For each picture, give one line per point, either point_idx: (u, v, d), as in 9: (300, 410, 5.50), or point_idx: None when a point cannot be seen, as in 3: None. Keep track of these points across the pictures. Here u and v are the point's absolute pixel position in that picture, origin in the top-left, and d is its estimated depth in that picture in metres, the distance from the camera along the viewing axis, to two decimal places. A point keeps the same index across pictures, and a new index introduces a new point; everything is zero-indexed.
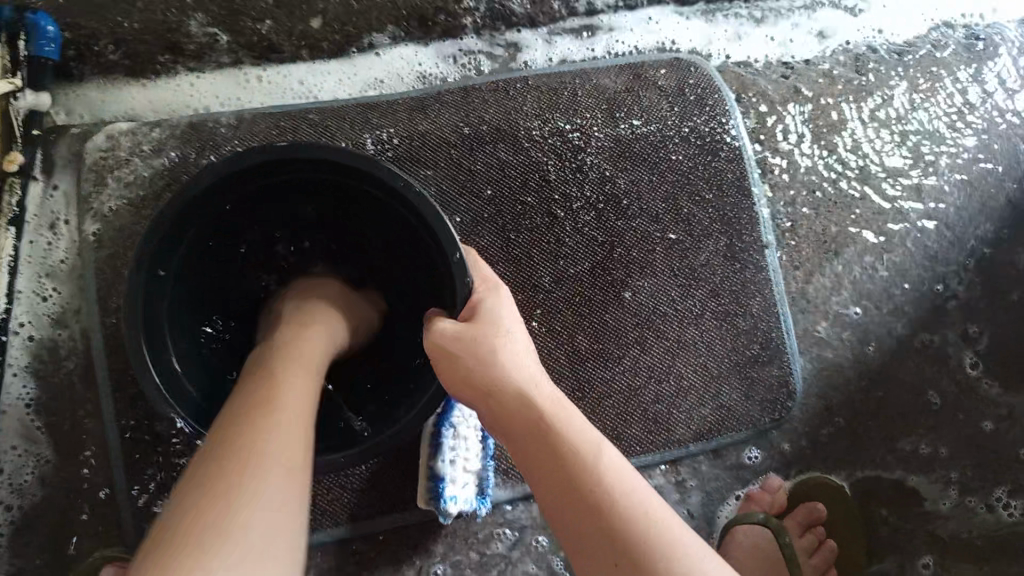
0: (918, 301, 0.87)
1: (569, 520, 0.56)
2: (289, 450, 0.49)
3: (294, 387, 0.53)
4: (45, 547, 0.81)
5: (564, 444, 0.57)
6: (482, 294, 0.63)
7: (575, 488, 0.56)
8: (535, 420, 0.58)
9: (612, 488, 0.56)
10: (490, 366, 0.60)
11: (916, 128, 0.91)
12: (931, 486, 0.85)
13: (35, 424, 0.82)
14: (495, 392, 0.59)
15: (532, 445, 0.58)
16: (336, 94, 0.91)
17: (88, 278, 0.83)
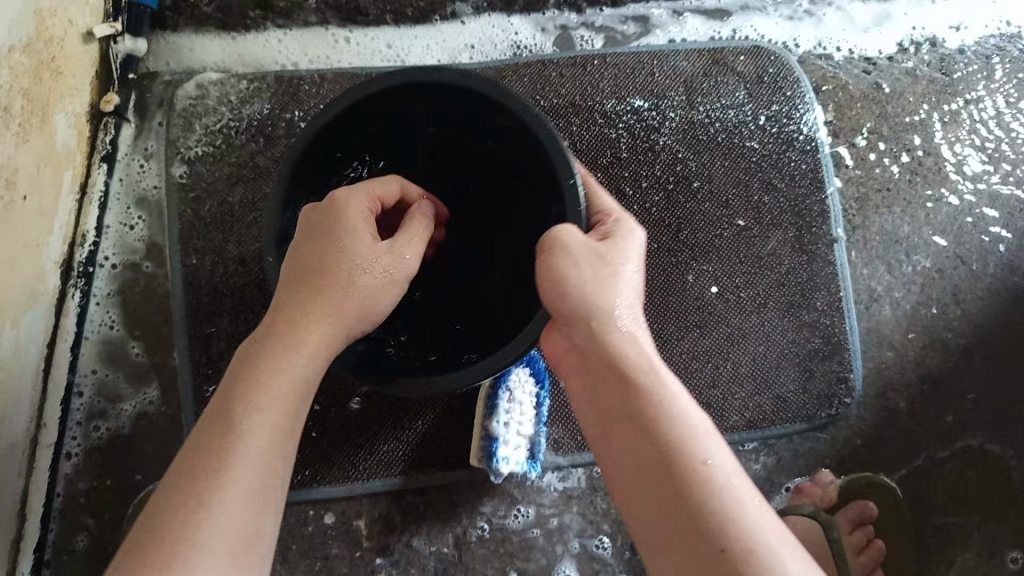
0: (987, 308, 0.86)
1: (642, 488, 0.52)
2: (277, 422, 0.53)
3: (307, 348, 0.55)
4: (115, 469, 0.86)
5: (656, 407, 0.54)
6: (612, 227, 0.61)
7: (657, 454, 0.52)
8: (628, 377, 0.55)
9: (699, 462, 0.52)
10: (585, 295, 0.57)
11: (998, 134, 0.90)
12: (988, 501, 0.83)
13: (113, 352, 0.87)
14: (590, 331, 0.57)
15: (618, 399, 0.55)
16: (421, 58, 0.93)
17: (171, 220, 0.87)
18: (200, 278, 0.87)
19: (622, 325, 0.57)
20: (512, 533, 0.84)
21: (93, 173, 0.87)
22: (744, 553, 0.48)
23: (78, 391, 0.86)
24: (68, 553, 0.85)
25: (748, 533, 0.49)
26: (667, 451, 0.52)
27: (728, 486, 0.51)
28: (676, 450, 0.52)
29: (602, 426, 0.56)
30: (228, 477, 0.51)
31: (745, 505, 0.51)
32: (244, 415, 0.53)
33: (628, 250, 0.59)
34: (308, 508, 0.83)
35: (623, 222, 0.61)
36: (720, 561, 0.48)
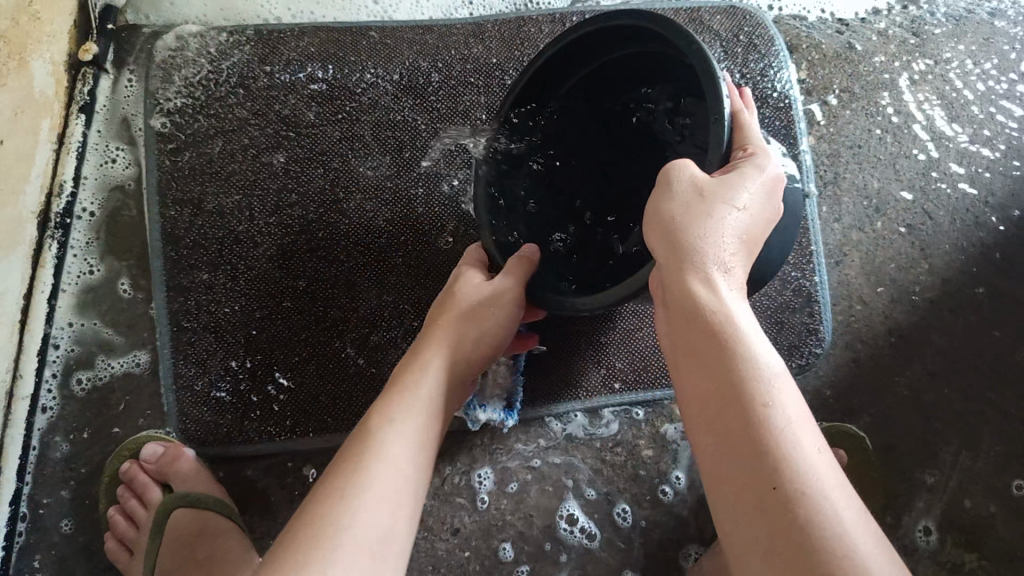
0: (953, 262, 0.89)
1: (711, 430, 0.50)
2: (410, 445, 0.60)
3: (433, 371, 0.65)
4: (90, 422, 0.85)
5: (731, 352, 0.51)
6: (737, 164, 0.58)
7: (728, 397, 0.49)
8: (706, 317, 0.52)
9: (770, 410, 0.48)
10: (676, 223, 0.55)
11: (967, 94, 0.92)
12: (953, 449, 0.85)
13: (91, 304, 0.87)
14: (673, 270, 0.55)
15: (693, 342, 0.52)
16: (412, 14, 0.95)
17: (150, 171, 0.88)
18: (178, 230, 0.87)
19: (708, 266, 0.54)
20: (490, 483, 0.85)
21: (71, 123, 0.87)
22: (800, 501, 0.44)
23: (54, 342, 0.86)
24: (46, 506, 0.83)
25: (809, 483, 0.45)
26: (739, 394, 0.49)
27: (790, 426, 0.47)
28: (741, 387, 0.49)
29: (676, 363, 0.54)
30: (366, 488, 0.56)
31: (814, 457, 0.47)
32: (381, 440, 0.59)
33: (748, 186, 0.56)
34: (288, 460, 0.84)
35: (759, 158, 0.58)
36: (771, 505, 0.45)
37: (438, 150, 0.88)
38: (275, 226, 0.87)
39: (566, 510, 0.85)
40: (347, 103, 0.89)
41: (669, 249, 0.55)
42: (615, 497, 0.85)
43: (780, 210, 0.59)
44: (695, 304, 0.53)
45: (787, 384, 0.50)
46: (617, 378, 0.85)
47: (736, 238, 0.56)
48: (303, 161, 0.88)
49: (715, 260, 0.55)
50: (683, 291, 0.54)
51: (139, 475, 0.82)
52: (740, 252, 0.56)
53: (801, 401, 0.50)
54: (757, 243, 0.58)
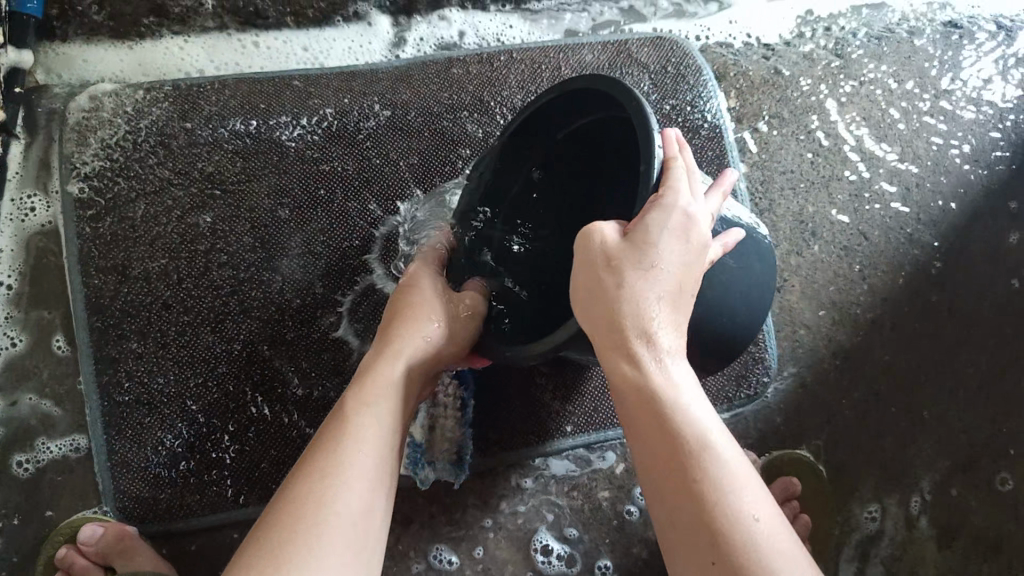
0: (891, 280, 0.90)
1: (658, 505, 0.51)
2: (367, 487, 0.55)
3: (386, 405, 0.60)
4: (21, 508, 0.81)
5: (670, 424, 0.51)
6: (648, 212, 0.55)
7: (671, 473, 0.50)
8: (643, 388, 0.52)
9: (706, 485, 0.49)
10: (603, 292, 0.54)
11: (894, 113, 0.93)
12: (903, 466, 0.86)
13: (13, 382, 0.83)
14: (605, 340, 0.54)
15: (634, 411, 0.52)
16: (344, 60, 0.92)
17: (69, 238, 0.84)
18: (102, 299, 0.83)
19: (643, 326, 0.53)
20: (446, 538, 0.83)
21: None
22: (741, 574, 0.46)
23: None
24: None
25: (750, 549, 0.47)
26: (682, 466, 0.50)
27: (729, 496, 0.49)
28: (682, 459, 0.50)
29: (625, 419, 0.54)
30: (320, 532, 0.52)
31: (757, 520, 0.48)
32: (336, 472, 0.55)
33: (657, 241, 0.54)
34: (232, 530, 0.81)
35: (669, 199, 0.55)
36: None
37: (374, 199, 0.86)
38: (205, 288, 0.84)
39: (540, 541, 0.84)
40: (273, 156, 0.86)
41: (603, 307, 0.54)
42: (576, 539, 0.84)
43: (705, 243, 0.56)
44: (631, 377, 0.53)
45: (727, 447, 0.51)
46: (571, 422, 0.85)
47: (662, 296, 0.54)
48: (231, 219, 0.85)
49: (643, 325, 0.53)
50: (619, 366, 0.53)
51: (78, 559, 0.78)
52: (670, 306, 0.54)
53: (740, 463, 0.51)
54: (687, 291, 0.55)
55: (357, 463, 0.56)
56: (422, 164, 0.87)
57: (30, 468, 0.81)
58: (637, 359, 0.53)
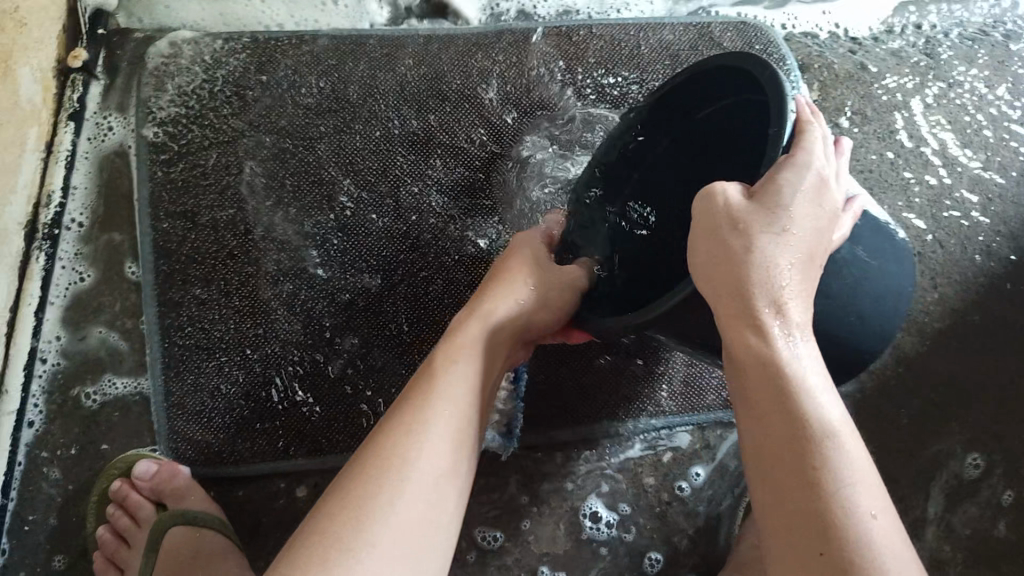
0: (963, 291, 0.87)
1: (764, 483, 0.48)
2: (445, 449, 0.55)
3: (467, 362, 0.59)
4: (79, 438, 0.83)
5: (788, 402, 0.48)
6: (782, 171, 0.53)
7: (784, 451, 0.47)
8: (761, 362, 0.50)
9: (823, 473, 0.46)
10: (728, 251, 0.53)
11: (981, 119, 0.90)
12: (957, 480, 0.84)
13: (78, 317, 0.84)
14: (727, 306, 0.53)
15: (751, 388, 0.50)
16: (422, 22, 0.92)
17: (141, 181, 0.85)
18: (169, 244, 0.84)
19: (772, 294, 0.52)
20: (489, 507, 0.84)
21: (59, 131, 0.85)
22: (853, 568, 0.43)
23: (42, 356, 0.83)
24: (32, 522, 0.81)
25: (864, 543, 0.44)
26: (796, 446, 0.47)
27: (844, 490, 0.45)
28: (800, 443, 0.47)
29: (739, 398, 0.52)
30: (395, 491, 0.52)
31: (873, 516, 0.45)
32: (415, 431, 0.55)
33: (789, 202, 0.53)
34: (280, 479, 0.82)
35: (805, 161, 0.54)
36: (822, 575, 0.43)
37: (444, 165, 0.85)
38: (270, 242, 0.84)
39: (590, 509, 0.84)
40: (345, 115, 0.86)
41: (728, 271, 0.53)
42: (616, 523, 0.84)
43: (836, 210, 0.55)
44: (751, 348, 0.51)
45: (848, 434, 0.48)
46: (621, 408, 0.85)
47: (792, 262, 0.52)
48: (300, 175, 0.85)
49: (771, 290, 0.52)
50: (739, 335, 0.52)
51: (131, 494, 0.80)
52: (799, 273, 0.53)
53: (863, 455, 0.48)
54: (818, 256, 0.54)
55: (450, 416, 0.56)
56: (493, 134, 0.86)
57: (95, 399, 0.83)
58: (758, 330, 0.51)
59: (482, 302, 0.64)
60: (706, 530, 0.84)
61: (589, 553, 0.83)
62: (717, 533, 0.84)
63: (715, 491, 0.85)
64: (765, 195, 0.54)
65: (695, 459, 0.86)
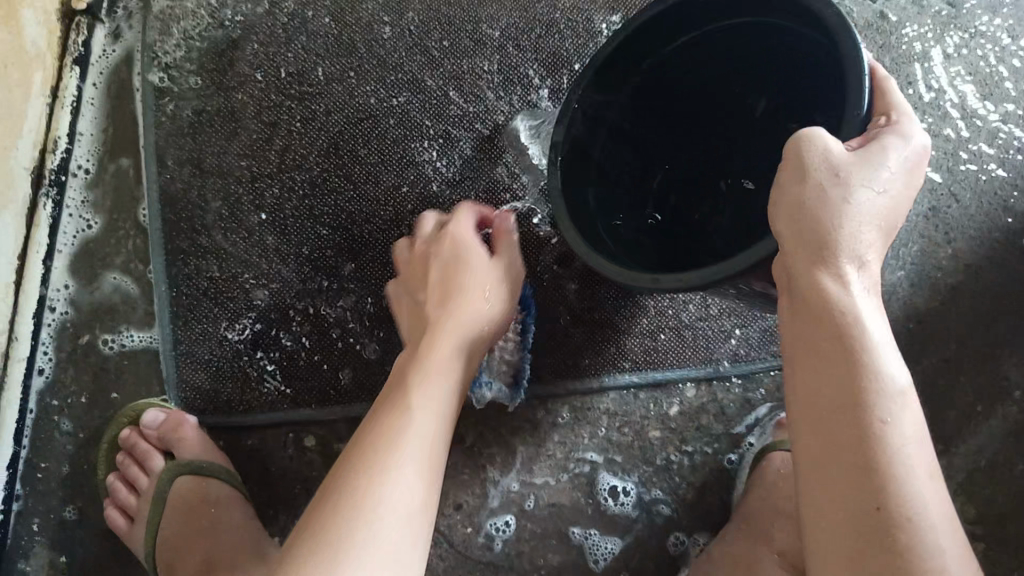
0: (977, 246, 0.86)
1: (815, 434, 0.48)
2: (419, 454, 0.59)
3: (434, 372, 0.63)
4: (88, 386, 0.83)
5: (859, 362, 0.47)
6: (886, 130, 0.50)
7: (847, 410, 0.47)
8: (838, 320, 0.48)
9: (885, 434, 0.46)
10: (821, 199, 0.50)
11: (1002, 71, 0.89)
12: (964, 436, 0.84)
13: (85, 266, 0.84)
14: (807, 257, 0.49)
15: (816, 341, 0.49)
16: None
17: (148, 127, 0.84)
18: (176, 193, 0.83)
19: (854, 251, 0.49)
20: (497, 458, 0.84)
21: (64, 75, 0.83)
22: (904, 527, 0.45)
23: (50, 305, 0.83)
24: (44, 469, 0.81)
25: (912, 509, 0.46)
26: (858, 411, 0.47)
27: (903, 453, 0.47)
28: (865, 404, 0.47)
29: (796, 346, 0.50)
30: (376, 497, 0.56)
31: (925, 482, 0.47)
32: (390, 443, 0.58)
33: (891, 163, 0.50)
34: (287, 430, 0.82)
35: (903, 130, 0.51)
36: (873, 530, 0.45)
37: (453, 113, 0.84)
38: (279, 191, 0.84)
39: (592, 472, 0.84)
40: (353, 61, 0.85)
41: (815, 221, 0.49)
42: (623, 473, 0.84)
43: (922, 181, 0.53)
44: (826, 303, 0.49)
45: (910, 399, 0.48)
46: (629, 358, 0.85)
47: (879, 226, 0.50)
48: (307, 123, 0.84)
49: (857, 249, 0.49)
50: (815, 289, 0.49)
51: (141, 442, 0.80)
52: (881, 238, 0.51)
53: (919, 419, 0.48)
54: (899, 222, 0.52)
55: (427, 421, 0.60)
56: (502, 80, 0.84)
57: (114, 347, 0.83)
58: (838, 285, 0.49)
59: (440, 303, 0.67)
60: (712, 483, 0.84)
61: (595, 504, 0.84)
62: (722, 486, 0.84)
63: (723, 444, 0.85)
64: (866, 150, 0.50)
65: (703, 411, 0.85)
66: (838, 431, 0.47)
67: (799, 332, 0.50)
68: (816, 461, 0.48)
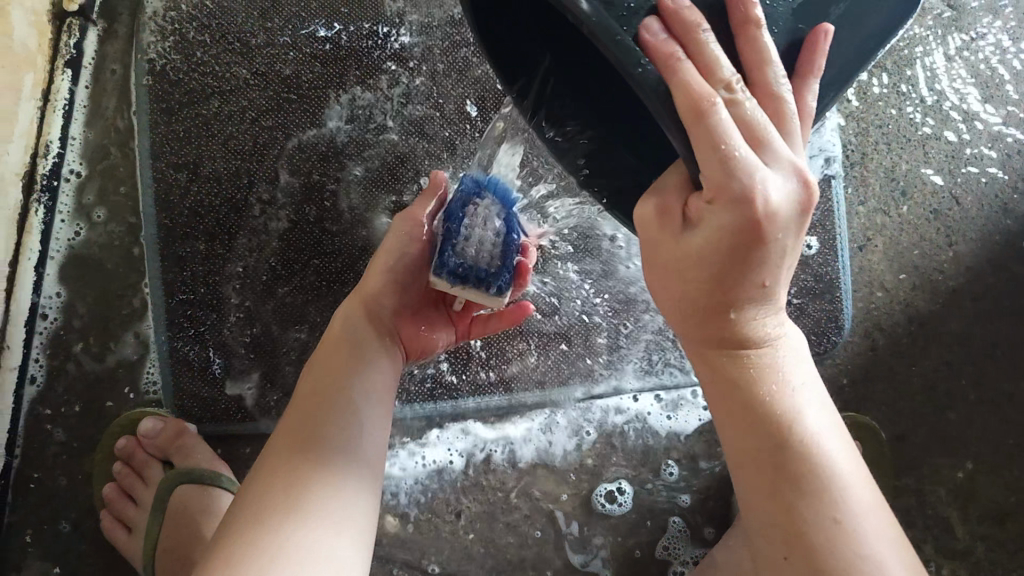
0: (980, 249, 0.86)
1: (744, 483, 0.51)
2: (280, 522, 0.52)
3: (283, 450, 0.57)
4: (83, 395, 0.81)
5: (757, 423, 0.49)
6: (716, 199, 0.43)
7: (757, 468, 0.49)
8: (737, 394, 0.50)
9: (803, 487, 0.48)
10: (675, 273, 0.48)
11: (1002, 73, 0.89)
12: (968, 438, 0.85)
13: (77, 272, 0.81)
14: (691, 337, 0.51)
15: (723, 406, 0.51)
16: None
17: (143, 131, 0.82)
18: (171, 197, 0.82)
19: (733, 331, 0.48)
20: (501, 464, 0.83)
21: (57, 77, 0.82)
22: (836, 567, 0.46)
23: (43, 312, 0.81)
24: (37, 480, 0.80)
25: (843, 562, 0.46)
26: (768, 468, 0.49)
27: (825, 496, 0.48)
28: (777, 459, 0.48)
29: (716, 407, 0.51)
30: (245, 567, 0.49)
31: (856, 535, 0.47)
32: (251, 528, 0.52)
33: (727, 235, 0.43)
34: None
35: (727, 209, 0.43)
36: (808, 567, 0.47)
37: (453, 116, 0.83)
38: (276, 195, 0.82)
39: (597, 474, 0.84)
40: (351, 64, 0.84)
41: (679, 297, 0.49)
42: (608, 465, 0.84)
43: (799, 195, 0.44)
44: (715, 374, 0.51)
45: (831, 453, 0.49)
46: (630, 364, 0.85)
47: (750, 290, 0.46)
48: (304, 127, 0.83)
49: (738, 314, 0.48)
50: (706, 364, 0.51)
51: (138, 452, 0.79)
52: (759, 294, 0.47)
53: (837, 451, 0.49)
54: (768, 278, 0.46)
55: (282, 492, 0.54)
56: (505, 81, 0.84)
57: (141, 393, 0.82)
58: (726, 358, 0.50)
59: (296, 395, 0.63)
60: (716, 488, 0.84)
61: (599, 512, 0.83)
62: (727, 491, 0.84)
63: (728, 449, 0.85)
64: (699, 221, 0.45)
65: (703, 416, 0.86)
66: (759, 485, 0.49)
67: (714, 397, 0.51)
68: (753, 508, 0.50)
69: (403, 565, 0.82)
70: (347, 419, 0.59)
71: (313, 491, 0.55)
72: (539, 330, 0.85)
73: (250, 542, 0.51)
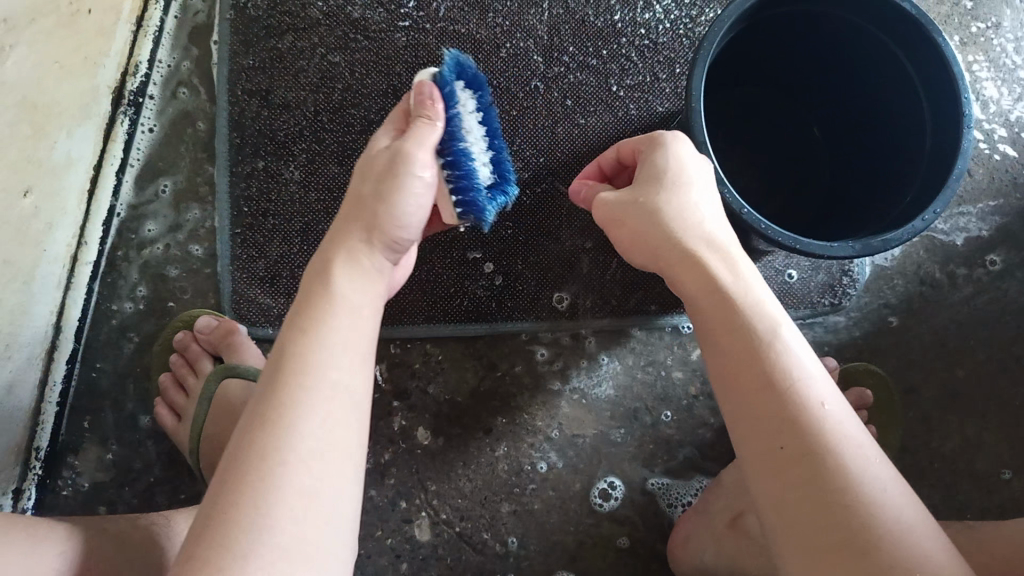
0: (989, 219, 0.92)
1: (736, 399, 0.52)
2: (298, 466, 0.49)
3: (298, 374, 0.52)
4: (150, 294, 0.88)
5: (741, 329, 0.53)
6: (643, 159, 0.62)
7: (743, 380, 0.52)
8: (719, 311, 0.54)
9: (785, 389, 0.50)
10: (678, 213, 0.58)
11: (1016, 59, 0.95)
12: (974, 393, 0.89)
13: (154, 182, 0.90)
14: (659, 241, 0.58)
15: (713, 332, 0.54)
16: None
17: (222, 60, 0.90)
18: (243, 120, 0.90)
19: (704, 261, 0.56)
20: (529, 389, 0.89)
21: (150, 7, 0.89)
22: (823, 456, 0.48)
23: (119, 215, 0.89)
24: (100, 368, 0.87)
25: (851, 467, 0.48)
26: (745, 371, 0.52)
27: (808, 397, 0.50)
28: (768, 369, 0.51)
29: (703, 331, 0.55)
30: (268, 513, 0.47)
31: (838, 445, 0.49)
32: (271, 466, 0.49)
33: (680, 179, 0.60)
34: None
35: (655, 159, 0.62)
36: (787, 461, 0.49)
37: (502, 65, 0.91)
38: (339, 125, 0.90)
39: (618, 404, 0.89)
40: (414, 13, 0.92)
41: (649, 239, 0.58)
42: (628, 398, 0.90)
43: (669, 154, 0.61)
44: (712, 295, 0.55)
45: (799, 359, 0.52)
46: (655, 302, 0.90)
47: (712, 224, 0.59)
48: (368, 66, 0.91)
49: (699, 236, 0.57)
50: (693, 287, 0.56)
51: (192, 345, 0.85)
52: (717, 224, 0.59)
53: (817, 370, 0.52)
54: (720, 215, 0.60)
55: (304, 429, 0.50)
56: (552, 36, 0.92)
57: (202, 297, 0.89)
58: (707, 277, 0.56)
59: (304, 296, 0.56)
60: None
61: (617, 439, 0.89)
62: None
63: None
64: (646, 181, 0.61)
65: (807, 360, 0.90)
66: (746, 391, 0.51)
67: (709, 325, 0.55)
68: (746, 425, 0.51)
69: (431, 476, 0.87)
70: (317, 383, 0.52)
71: (263, 482, 0.48)
72: (572, 267, 0.90)
73: (263, 485, 0.48)
